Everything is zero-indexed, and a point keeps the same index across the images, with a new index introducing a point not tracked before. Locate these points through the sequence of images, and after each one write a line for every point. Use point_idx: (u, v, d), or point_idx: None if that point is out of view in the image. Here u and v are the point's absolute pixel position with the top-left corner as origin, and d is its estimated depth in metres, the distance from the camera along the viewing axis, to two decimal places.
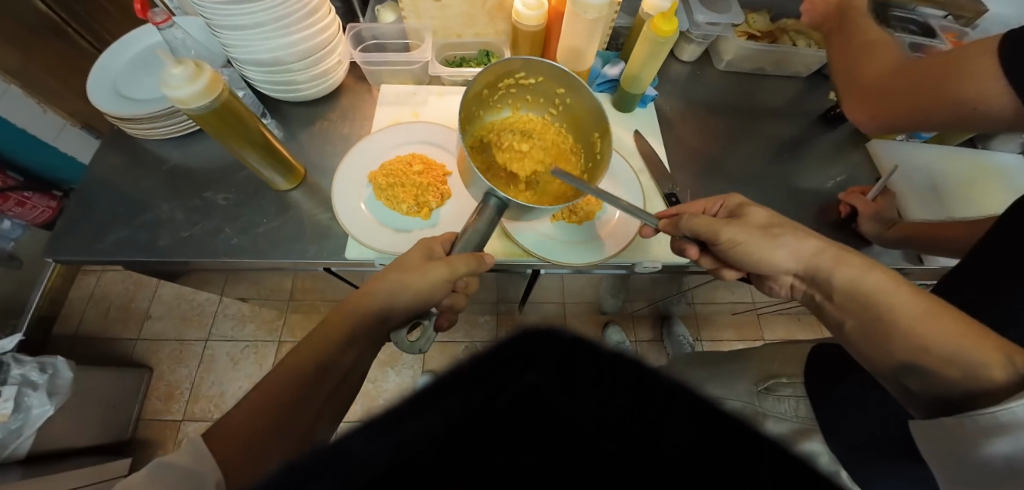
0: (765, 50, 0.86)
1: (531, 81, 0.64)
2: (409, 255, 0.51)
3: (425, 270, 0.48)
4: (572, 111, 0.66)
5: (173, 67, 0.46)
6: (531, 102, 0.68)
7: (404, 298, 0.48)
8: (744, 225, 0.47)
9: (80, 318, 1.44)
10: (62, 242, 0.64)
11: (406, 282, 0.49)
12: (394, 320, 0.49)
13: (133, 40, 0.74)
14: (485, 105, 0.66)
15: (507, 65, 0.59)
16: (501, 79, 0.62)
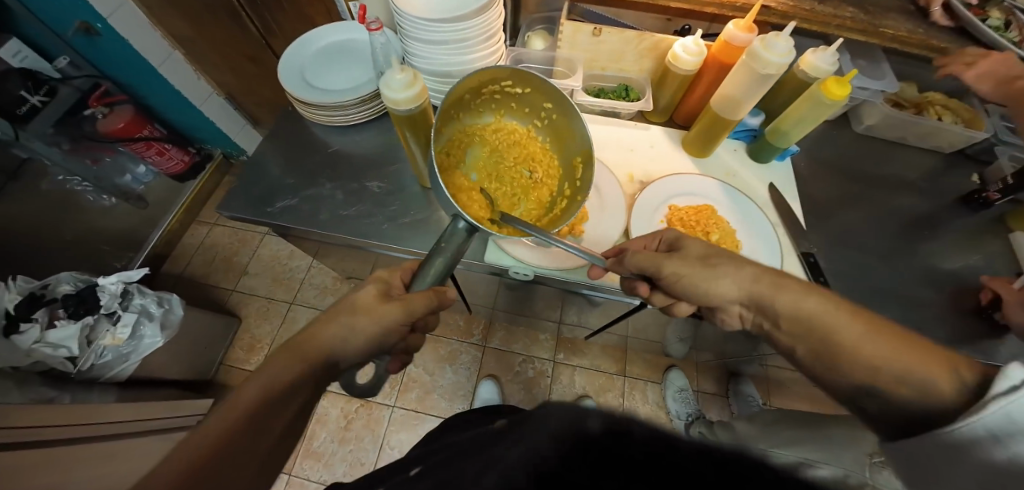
0: (912, 121, 0.82)
1: (517, 90, 0.66)
2: (362, 292, 0.51)
3: (381, 310, 0.48)
4: (556, 129, 0.69)
5: (396, 73, 0.52)
6: (515, 110, 0.71)
7: (353, 343, 0.48)
8: (685, 259, 0.52)
9: (188, 261, 1.62)
10: (239, 202, 0.73)
11: (357, 326, 0.49)
12: (342, 364, 0.49)
13: (313, 37, 0.83)
14: (470, 109, 0.68)
15: (496, 73, 0.61)
16: (488, 86, 0.64)
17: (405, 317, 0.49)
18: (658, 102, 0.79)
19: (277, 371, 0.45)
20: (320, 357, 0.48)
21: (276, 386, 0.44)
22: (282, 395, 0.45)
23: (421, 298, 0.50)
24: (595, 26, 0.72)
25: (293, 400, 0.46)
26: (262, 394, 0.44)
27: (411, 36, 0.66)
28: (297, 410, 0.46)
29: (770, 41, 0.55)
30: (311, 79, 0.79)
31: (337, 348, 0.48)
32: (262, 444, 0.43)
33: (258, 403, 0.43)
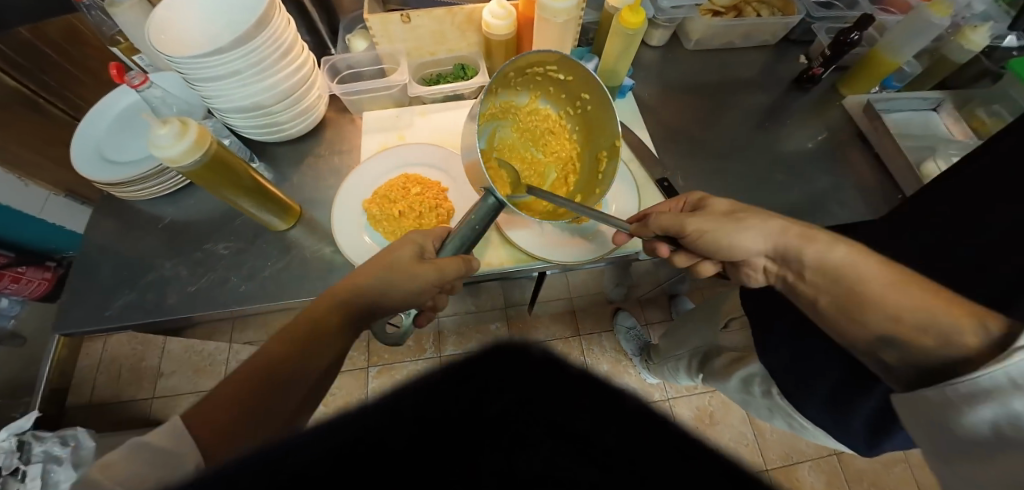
0: (732, 25, 0.87)
1: (561, 75, 0.62)
2: (399, 250, 0.50)
3: (416, 269, 0.47)
4: (589, 121, 0.65)
5: (158, 128, 0.47)
6: (553, 95, 0.67)
7: (392, 292, 0.47)
8: (708, 215, 0.52)
9: (92, 386, 1.44)
10: (72, 315, 0.64)
11: (394, 282, 0.48)
12: (382, 309, 0.48)
13: (103, 109, 0.73)
14: (508, 85, 0.63)
15: (544, 55, 0.57)
16: (533, 67, 0.60)
17: (438, 280, 0.49)
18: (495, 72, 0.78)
19: (319, 308, 0.45)
20: (364, 301, 0.47)
21: (321, 326, 0.44)
22: (323, 335, 0.43)
23: (451, 263, 0.50)
24: (400, 13, 0.68)
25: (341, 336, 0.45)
26: (303, 330, 0.43)
27: (200, 80, 0.59)
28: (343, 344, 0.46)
29: None
30: (113, 155, 0.70)
31: (377, 296, 0.48)
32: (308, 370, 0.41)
33: (304, 335, 0.43)
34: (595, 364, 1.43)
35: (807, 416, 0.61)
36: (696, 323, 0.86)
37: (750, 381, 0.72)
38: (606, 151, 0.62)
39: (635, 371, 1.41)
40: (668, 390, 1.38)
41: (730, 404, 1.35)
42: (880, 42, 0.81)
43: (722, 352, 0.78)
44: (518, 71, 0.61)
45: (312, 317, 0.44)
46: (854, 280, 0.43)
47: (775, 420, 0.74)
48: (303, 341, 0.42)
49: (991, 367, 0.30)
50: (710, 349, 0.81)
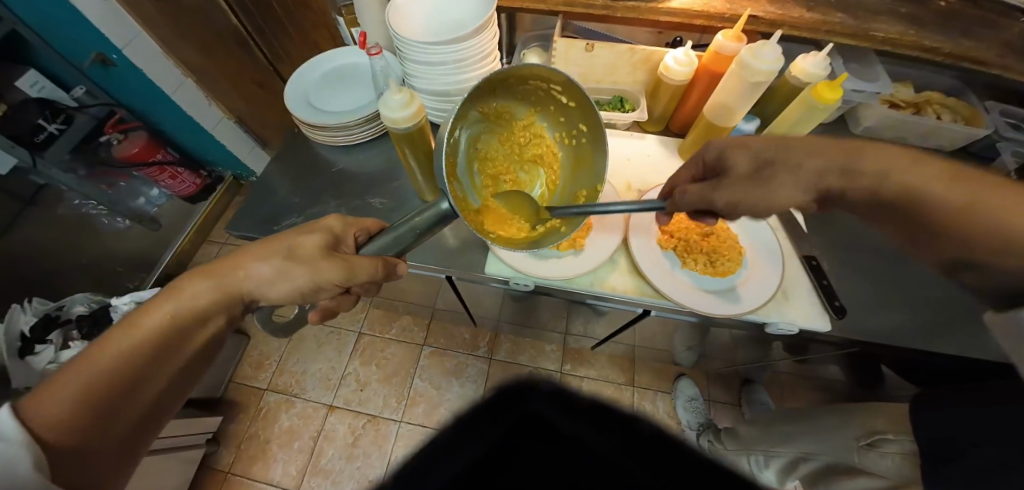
0: (909, 121, 0.82)
1: (564, 99, 0.60)
2: (305, 241, 0.49)
3: (319, 266, 0.46)
4: (578, 155, 0.65)
5: (395, 93, 0.54)
6: (552, 114, 0.64)
7: (270, 290, 0.48)
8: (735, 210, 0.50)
9: None
10: (247, 221, 0.74)
11: (288, 275, 0.47)
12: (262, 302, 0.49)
13: (316, 62, 0.85)
14: (511, 90, 0.60)
15: (551, 74, 0.55)
16: (537, 79, 0.57)
17: (344, 282, 0.47)
18: (653, 113, 0.80)
19: (183, 299, 0.45)
20: (241, 294, 0.48)
21: (186, 317, 0.45)
22: (195, 324, 0.46)
23: (366, 268, 0.47)
24: (587, 42, 0.74)
25: (204, 328, 0.47)
26: (161, 318, 0.43)
27: (419, 60, 0.67)
28: (209, 338, 0.48)
29: (758, 49, 0.57)
30: (316, 103, 0.81)
31: (256, 288, 0.48)
32: (172, 353, 0.44)
33: (167, 324, 0.44)
34: None
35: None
36: (823, 422, 0.74)
37: None
38: (584, 192, 0.63)
39: None
40: None
41: None
42: None
43: (862, 473, 0.66)
44: (519, 79, 0.58)
45: (190, 303, 0.45)
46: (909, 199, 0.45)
47: None
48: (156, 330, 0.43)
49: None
50: (841, 463, 0.70)
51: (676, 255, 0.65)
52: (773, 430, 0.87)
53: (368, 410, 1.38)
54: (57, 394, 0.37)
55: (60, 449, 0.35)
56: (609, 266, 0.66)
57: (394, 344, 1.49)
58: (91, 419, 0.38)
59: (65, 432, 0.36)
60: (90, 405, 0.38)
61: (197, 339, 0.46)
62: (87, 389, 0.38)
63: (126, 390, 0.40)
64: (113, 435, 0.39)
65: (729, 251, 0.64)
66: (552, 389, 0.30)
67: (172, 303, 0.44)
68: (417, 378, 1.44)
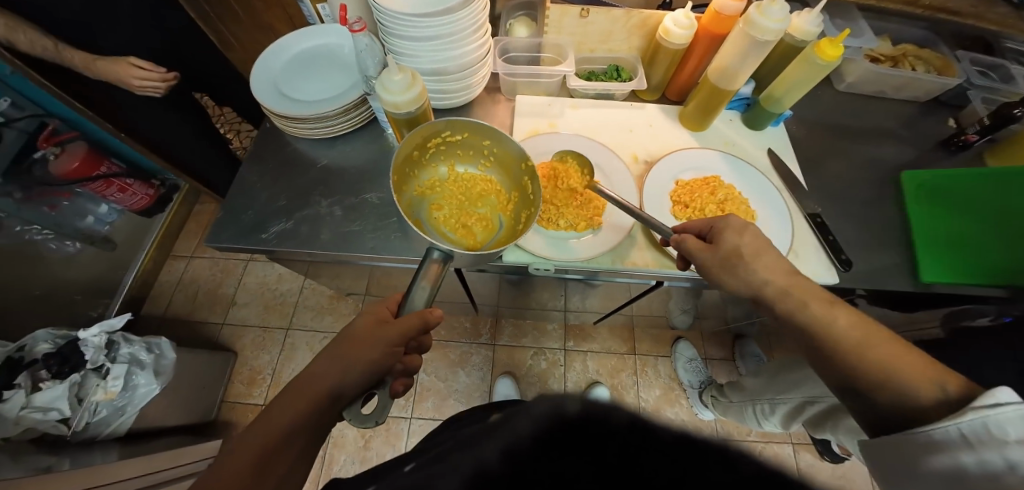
0: (890, 73, 0.85)
1: (456, 136, 0.64)
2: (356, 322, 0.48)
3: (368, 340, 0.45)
4: (502, 161, 0.66)
5: (395, 73, 0.48)
6: (463, 156, 0.68)
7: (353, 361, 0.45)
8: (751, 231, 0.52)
9: (168, 301, 1.51)
10: (231, 231, 0.67)
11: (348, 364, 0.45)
12: (348, 395, 0.44)
13: (282, 46, 0.77)
14: (421, 165, 0.66)
15: (433, 125, 0.60)
16: (430, 139, 0.62)
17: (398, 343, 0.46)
18: (650, 81, 0.79)
19: (279, 414, 0.41)
20: (320, 396, 0.43)
21: (285, 430, 0.40)
22: (293, 436, 0.40)
23: (410, 323, 0.48)
24: (581, 8, 0.71)
25: (299, 439, 0.41)
26: (258, 441, 0.39)
27: (408, 37, 0.62)
28: (303, 447, 0.41)
29: (766, 7, 0.56)
30: (289, 91, 0.73)
31: (337, 382, 0.44)
32: (267, 487, 0.37)
33: (265, 445, 0.39)
34: (647, 386, 1.42)
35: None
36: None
37: None
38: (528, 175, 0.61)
39: (687, 402, 1.38)
40: (719, 428, 1.35)
41: (782, 457, 1.31)
42: None
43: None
44: (420, 147, 0.63)
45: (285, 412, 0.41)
46: (853, 333, 0.43)
47: None
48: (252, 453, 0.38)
49: (950, 421, 0.31)
50: (848, 401, 0.73)
51: None
52: (776, 379, 0.88)
53: None
54: None
55: None
56: (628, 240, 0.65)
57: None
58: None
59: None
60: None
61: (292, 458, 0.40)
62: None
63: None
64: None
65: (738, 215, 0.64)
66: (631, 421, 0.19)
67: (269, 419, 0.41)
68: (422, 374, 1.42)
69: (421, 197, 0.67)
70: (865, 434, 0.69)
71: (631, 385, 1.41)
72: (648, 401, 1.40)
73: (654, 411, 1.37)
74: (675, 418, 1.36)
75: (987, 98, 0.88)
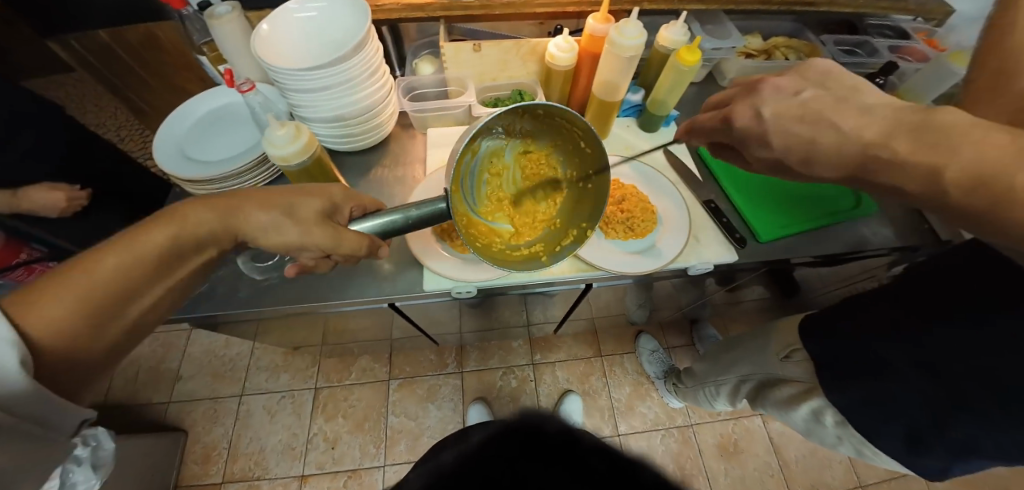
0: (764, 66, 0.94)
1: (586, 147, 0.60)
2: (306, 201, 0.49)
3: (313, 229, 0.47)
4: (579, 196, 0.64)
5: (277, 128, 0.50)
6: (568, 154, 0.64)
7: (283, 237, 0.47)
8: None
9: (107, 388, 1.40)
10: None
11: (283, 226, 0.47)
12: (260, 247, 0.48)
13: (186, 111, 0.77)
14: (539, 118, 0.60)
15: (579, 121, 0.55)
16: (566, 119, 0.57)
17: (328, 249, 0.49)
18: (551, 99, 0.84)
19: (123, 262, 0.37)
20: (238, 234, 0.46)
21: (137, 283, 0.37)
22: (149, 282, 0.39)
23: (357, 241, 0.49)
24: (473, 43, 0.76)
25: (197, 259, 0.43)
26: (92, 290, 0.34)
27: (302, 90, 0.64)
28: (199, 267, 0.44)
29: (623, 28, 0.62)
30: (195, 154, 0.74)
31: (256, 227, 0.47)
32: (162, 283, 0.40)
33: (164, 256, 0.40)
34: (617, 386, 1.44)
35: (874, 443, 0.64)
36: (750, 346, 0.85)
37: (820, 412, 0.72)
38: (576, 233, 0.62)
39: (657, 394, 1.41)
40: (691, 415, 1.37)
41: (754, 431, 1.35)
42: (904, 86, 0.89)
43: (786, 382, 0.77)
44: (551, 115, 0.58)
45: (122, 260, 0.37)
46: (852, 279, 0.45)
47: (839, 445, 0.76)
48: (97, 299, 0.35)
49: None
50: (769, 378, 0.80)
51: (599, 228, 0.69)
52: (716, 361, 0.96)
53: (346, 465, 1.29)
54: (56, 303, 0.32)
55: (45, 351, 0.32)
56: None
57: (357, 388, 1.41)
58: (89, 326, 0.34)
59: (56, 345, 0.32)
60: (88, 319, 0.34)
61: (150, 300, 0.39)
62: (85, 305, 0.34)
63: (120, 306, 0.36)
64: (104, 340, 0.36)
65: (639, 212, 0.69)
66: (560, 429, 0.22)
67: (112, 266, 0.36)
68: (391, 415, 1.38)
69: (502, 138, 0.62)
70: (791, 405, 0.78)
71: (602, 388, 1.43)
72: (621, 401, 1.41)
73: (628, 409, 1.39)
74: (648, 412, 1.38)
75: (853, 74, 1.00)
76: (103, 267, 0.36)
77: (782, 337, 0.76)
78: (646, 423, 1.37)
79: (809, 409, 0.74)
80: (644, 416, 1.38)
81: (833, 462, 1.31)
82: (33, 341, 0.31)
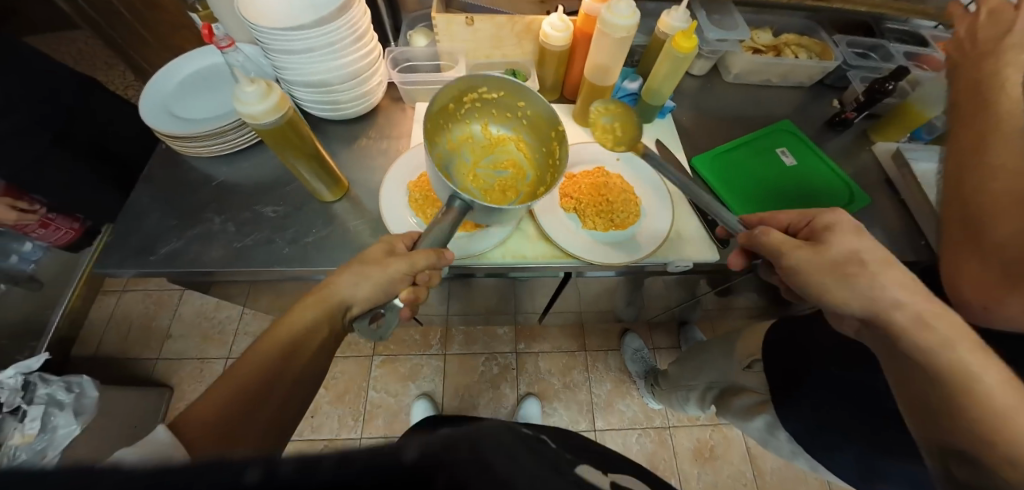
0: (771, 63, 0.90)
1: (495, 95, 0.65)
2: (371, 249, 0.54)
3: (385, 262, 0.51)
4: (535, 126, 0.68)
5: (245, 85, 0.49)
6: (497, 116, 0.70)
7: (363, 290, 0.51)
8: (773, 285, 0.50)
9: (99, 339, 1.43)
10: (117, 254, 0.65)
11: (368, 275, 0.52)
12: (356, 309, 0.53)
13: (175, 68, 0.77)
14: (454, 120, 0.67)
15: (474, 79, 0.60)
16: (467, 93, 0.63)
17: (408, 272, 0.51)
18: (545, 80, 0.82)
19: (257, 357, 0.47)
20: (337, 303, 0.52)
21: (266, 368, 0.46)
22: (278, 369, 0.47)
23: (421, 254, 0.51)
24: (465, 16, 0.73)
25: (315, 340, 0.51)
26: (233, 386, 0.44)
27: (287, 53, 0.63)
28: (320, 347, 0.51)
29: (614, 6, 0.59)
30: (180, 111, 0.73)
31: (347, 294, 0.52)
32: (292, 372, 0.48)
33: (284, 347, 0.48)
34: (598, 382, 1.43)
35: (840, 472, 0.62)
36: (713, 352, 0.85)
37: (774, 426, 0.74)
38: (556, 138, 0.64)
39: (637, 393, 1.40)
40: (669, 417, 1.37)
41: (732, 439, 1.34)
42: (915, 94, 0.84)
43: (745, 392, 0.78)
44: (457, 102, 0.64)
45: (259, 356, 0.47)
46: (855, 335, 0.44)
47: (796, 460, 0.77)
48: (235, 392, 0.43)
49: None
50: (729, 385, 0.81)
51: (579, 216, 0.67)
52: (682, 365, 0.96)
53: (323, 434, 1.32)
54: (209, 401, 0.42)
55: (200, 442, 0.38)
56: (518, 235, 0.67)
57: (340, 361, 1.43)
58: (232, 417, 0.42)
59: (208, 434, 0.39)
60: (232, 407, 0.42)
61: (285, 389, 0.47)
62: (231, 398, 0.43)
63: (262, 394, 0.45)
64: (259, 429, 0.43)
65: (624, 203, 0.67)
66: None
67: (242, 369, 0.46)
68: (372, 391, 1.40)
69: (455, 150, 0.68)
70: (750, 420, 0.78)
71: (583, 382, 1.42)
72: (601, 396, 1.41)
73: (606, 405, 1.38)
74: (627, 411, 1.38)
75: (863, 79, 0.95)
76: (243, 368, 0.46)
77: (744, 349, 0.76)
78: (624, 421, 1.36)
79: (765, 423, 0.75)
80: (622, 413, 1.37)
81: (809, 479, 1.29)
82: (187, 433, 0.39)
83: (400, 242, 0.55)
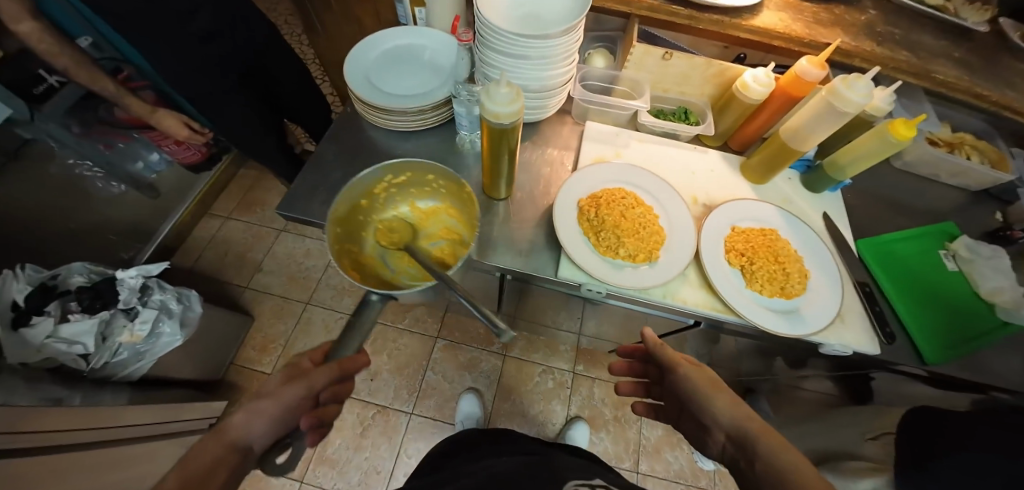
0: (947, 160, 0.86)
1: (402, 176, 0.66)
2: (268, 380, 0.51)
3: (282, 386, 0.49)
4: (420, 186, 0.69)
5: (502, 87, 0.52)
6: (417, 193, 0.71)
7: (262, 425, 0.47)
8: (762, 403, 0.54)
9: (197, 256, 1.54)
10: (302, 202, 0.70)
11: (261, 406, 0.47)
12: (259, 445, 0.46)
13: (377, 39, 0.82)
14: (379, 205, 0.68)
15: (373, 173, 0.62)
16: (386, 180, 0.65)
17: (308, 390, 0.50)
18: (718, 127, 0.82)
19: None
20: (241, 439, 0.46)
21: None
22: None
23: (320, 374, 0.51)
24: (665, 50, 0.74)
25: (219, 473, 0.42)
26: None
27: (508, 55, 0.66)
28: (227, 479, 0.43)
29: (853, 81, 0.60)
30: (377, 82, 0.78)
31: (243, 433, 0.46)
32: None
33: (194, 477, 0.40)
34: (650, 424, 1.41)
35: None
36: None
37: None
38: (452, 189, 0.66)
39: (688, 446, 1.37)
40: (717, 479, 1.33)
41: None
42: None
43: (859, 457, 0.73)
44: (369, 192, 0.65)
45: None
46: None
47: None
48: None
49: None
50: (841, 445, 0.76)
51: (744, 275, 0.67)
52: None
53: (378, 401, 1.37)
54: None
55: None
56: (680, 278, 0.67)
57: (406, 335, 1.48)
58: None
59: None
60: None
61: None
62: None
63: None
64: None
65: (793, 273, 0.66)
66: None
67: None
68: (430, 371, 1.44)
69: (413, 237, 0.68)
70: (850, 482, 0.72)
71: (634, 420, 1.41)
72: (649, 438, 1.39)
73: (654, 449, 1.36)
74: (674, 461, 1.35)
75: None
76: None
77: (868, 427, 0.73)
78: (668, 470, 1.34)
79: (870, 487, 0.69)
80: (668, 462, 1.35)
81: None
82: None
83: (302, 361, 0.54)
